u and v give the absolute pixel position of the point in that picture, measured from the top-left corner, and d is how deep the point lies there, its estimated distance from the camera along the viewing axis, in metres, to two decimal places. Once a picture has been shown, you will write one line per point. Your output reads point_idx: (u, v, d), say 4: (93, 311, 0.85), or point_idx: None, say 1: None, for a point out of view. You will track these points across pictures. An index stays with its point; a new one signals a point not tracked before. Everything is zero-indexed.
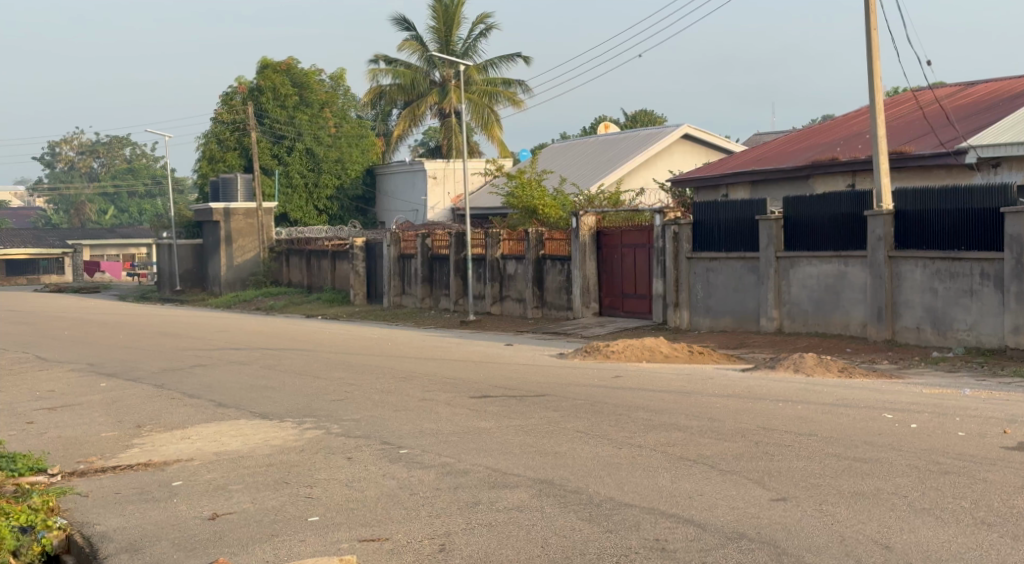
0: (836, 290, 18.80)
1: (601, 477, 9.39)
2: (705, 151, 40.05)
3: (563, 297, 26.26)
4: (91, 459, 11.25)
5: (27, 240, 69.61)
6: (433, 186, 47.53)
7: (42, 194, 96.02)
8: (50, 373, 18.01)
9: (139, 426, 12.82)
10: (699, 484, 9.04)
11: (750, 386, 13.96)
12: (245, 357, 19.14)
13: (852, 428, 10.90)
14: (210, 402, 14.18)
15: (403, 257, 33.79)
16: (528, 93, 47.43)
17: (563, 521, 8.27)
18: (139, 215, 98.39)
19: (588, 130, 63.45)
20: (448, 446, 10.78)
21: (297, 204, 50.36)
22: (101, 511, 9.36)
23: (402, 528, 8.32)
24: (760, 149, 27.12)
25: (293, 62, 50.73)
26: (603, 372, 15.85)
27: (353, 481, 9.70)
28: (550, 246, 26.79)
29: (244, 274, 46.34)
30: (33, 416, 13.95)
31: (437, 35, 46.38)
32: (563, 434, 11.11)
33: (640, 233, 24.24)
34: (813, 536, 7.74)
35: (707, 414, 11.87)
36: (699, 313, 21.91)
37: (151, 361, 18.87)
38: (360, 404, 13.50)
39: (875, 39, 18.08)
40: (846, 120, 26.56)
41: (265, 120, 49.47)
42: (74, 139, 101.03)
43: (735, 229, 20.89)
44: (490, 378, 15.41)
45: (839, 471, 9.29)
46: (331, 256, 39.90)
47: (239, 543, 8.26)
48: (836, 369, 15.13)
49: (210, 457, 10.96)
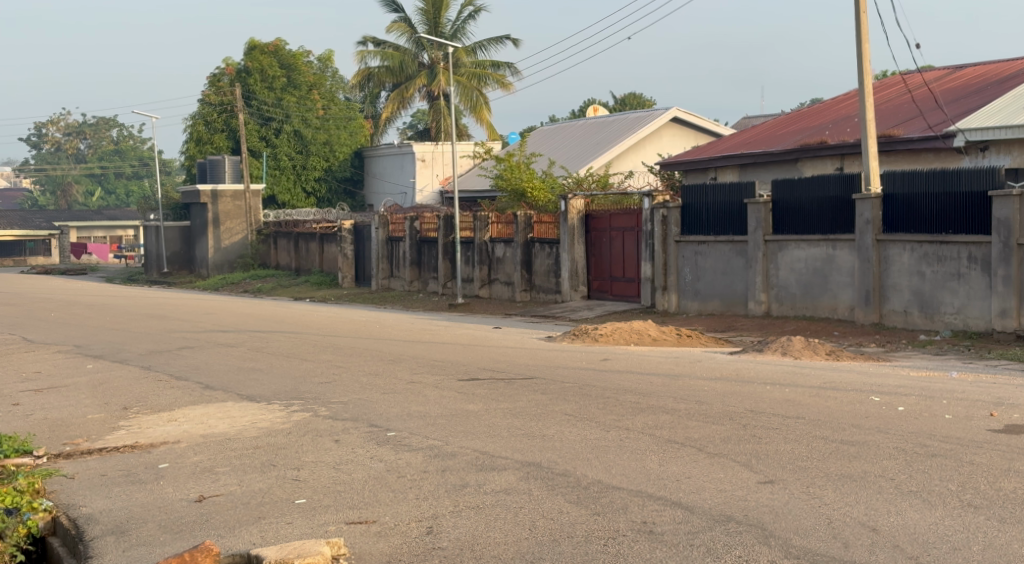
0: (824, 273, 18.81)
1: (589, 460, 9.38)
2: (695, 134, 40.06)
3: (552, 281, 26.23)
4: (77, 441, 11.21)
5: (14, 222, 69.91)
6: (421, 168, 47.52)
7: (28, 175, 95.78)
8: (36, 355, 17.85)
9: (125, 408, 12.77)
10: (687, 468, 9.03)
11: (737, 368, 13.99)
12: (233, 339, 19.03)
13: (840, 411, 10.89)
14: (196, 385, 14.09)
15: (391, 240, 33.71)
16: (517, 75, 47.37)
17: (550, 504, 8.26)
18: (126, 197, 98.56)
19: (578, 110, 63.35)
20: (437, 429, 10.73)
21: (285, 185, 50.27)
22: (88, 494, 9.31)
23: (389, 511, 8.30)
24: (749, 132, 27.07)
25: (280, 44, 50.77)
26: (591, 355, 15.84)
27: (341, 463, 9.68)
28: (539, 229, 26.79)
29: (232, 256, 46.18)
30: (18, 398, 13.90)
31: (425, 16, 46.21)
32: (551, 417, 11.08)
33: (629, 216, 24.21)
34: (800, 519, 7.74)
35: (695, 397, 11.89)
36: (688, 297, 21.91)
37: (137, 344, 18.69)
38: (348, 387, 13.46)
39: (864, 22, 18.05)
40: (835, 103, 26.53)
41: (252, 102, 49.49)
42: (61, 120, 100.03)
43: (724, 213, 20.91)
44: (476, 361, 15.40)
45: (826, 454, 9.29)
46: (319, 238, 39.89)
47: (226, 526, 8.23)
48: (824, 353, 15.15)
49: (196, 439, 10.91)
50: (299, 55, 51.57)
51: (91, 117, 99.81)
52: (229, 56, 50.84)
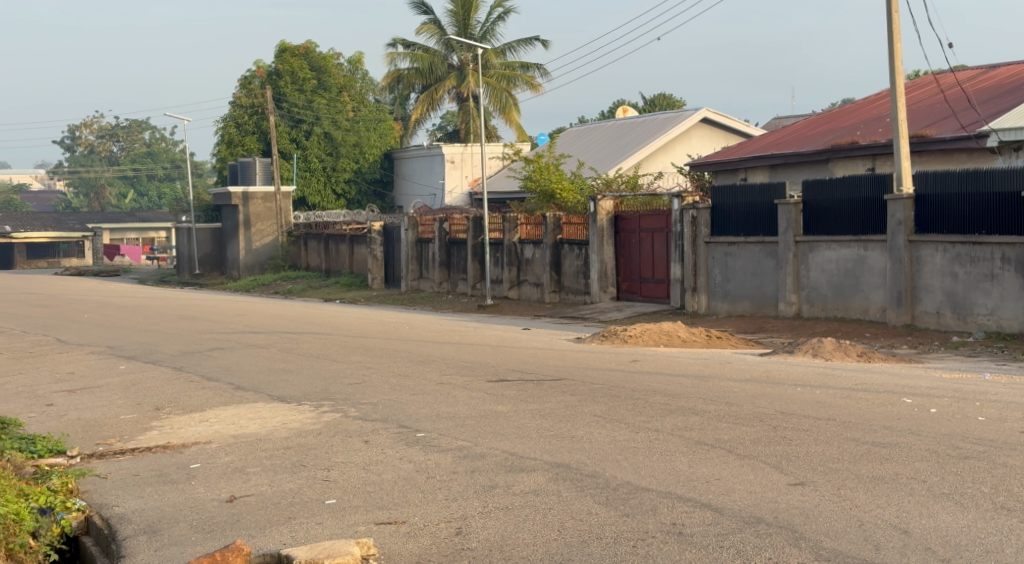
0: (854, 274, 18.72)
1: (618, 461, 9.39)
2: (724, 135, 39.94)
3: (581, 281, 26.22)
4: (110, 441, 11.30)
5: (48, 224, 70.67)
6: (451, 170, 47.65)
7: (62, 177, 96.61)
8: (70, 356, 18.05)
9: (157, 408, 12.88)
10: (717, 468, 9.02)
11: (768, 369, 13.97)
12: (263, 340, 19.15)
13: (871, 413, 10.86)
14: (228, 385, 14.22)
15: (421, 242, 33.80)
16: (546, 76, 47.36)
17: (579, 505, 8.26)
18: (158, 199, 99.00)
19: (610, 110, 63.25)
20: (465, 430, 10.77)
21: (316, 188, 50.41)
22: (120, 493, 9.39)
23: (419, 512, 8.33)
24: (780, 132, 26.96)
25: (311, 45, 50.97)
26: (621, 355, 15.92)
27: (370, 464, 9.71)
28: (567, 230, 26.78)
29: (263, 257, 46.41)
30: (52, 398, 14.04)
31: (456, 18, 46.27)
32: (580, 418, 11.10)
33: (659, 216, 24.16)
34: (830, 521, 7.71)
35: (725, 398, 11.88)
36: (718, 298, 21.84)
37: (170, 345, 18.85)
38: (378, 388, 13.52)
39: (896, 21, 17.93)
40: (867, 103, 26.38)
41: (283, 104, 49.39)
42: (94, 122, 100.72)
43: (754, 213, 20.83)
44: (505, 362, 15.47)
45: (858, 455, 9.25)
46: (349, 240, 40.04)
47: (257, 525, 8.28)
48: (855, 354, 15.07)
49: (228, 440, 10.99)
50: (329, 57, 51.82)
51: (123, 121, 100.48)
52: (260, 58, 51.18)
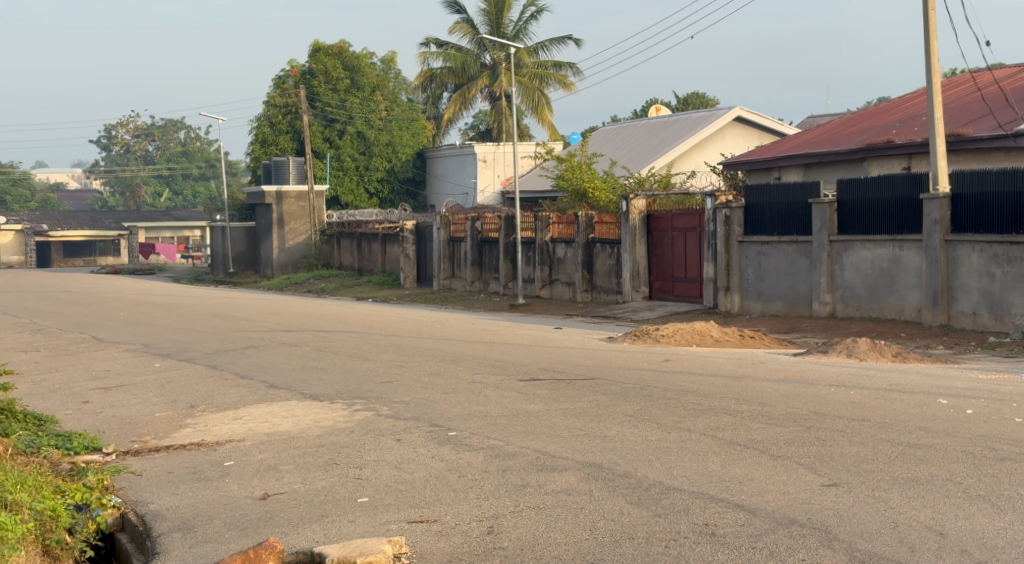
0: (890, 274, 18.57)
1: (650, 461, 9.35)
2: (758, 134, 39.74)
3: (613, 281, 26.17)
4: (145, 439, 11.37)
5: (85, 223, 71.32)
6: (483, 169, 47.69)
7: (98, 177, 97.45)
8: (106, 354, 18.19)
9: (191, 405, 12.96)
10: (750, 469, 8.97)
11: (802, 370, 13.88)
12: (297, 339, 19.23)
13: (907, 414, 10.76)
14: (262, 383, 14.29)
15: (453, 240, 33.85)
16: (579, 75, 47.28)
17: (611, 505, 8.24)
18: (193, 198, 99.60)
19: (642, 110, 63.08)
20: (497, 429, 10.76)
21: (348, 187, 50.58)
22: (155, 490, 9.45)
23: (450, 511, 8.33)
24: (814, 131, 26.80)
25: (344, 45, 51.17)
26: (653, 355, 15.87)
27: (402, 463, 9.72)
28: (600, 229, 26.73)
29: (297, 256, 46.63)
30: (88, 395, 14.16)
31: (488, 18, 46.32)
32: (612, 418, 11.07)
33: (692, 216, 24.08)
34: (865, 522, 7.65)
35: (758, 398, 11.81)
36: (751, 298, 21.75)
37: (204, 343, 18.97)
38: (410, 386, 13.54)
39: (933, 19, 17.78)
40: (903, 102, 26.17)
41: (317, 104, 49.98)
42: (130, 122, 101.47)
43: (788, 212, 20.72)
44: (537, 361, 15.45)
45: (892, 457, 9.17)
46: (381, 239, 40.15)
47: (289, 523, 8.31)
48: (890, 354, 14.96)
49: (261, 438, 11.04)
50: (362, 57, 52.01)
51: (159, 120, 101.19)
52: (294, 58, 51.45)
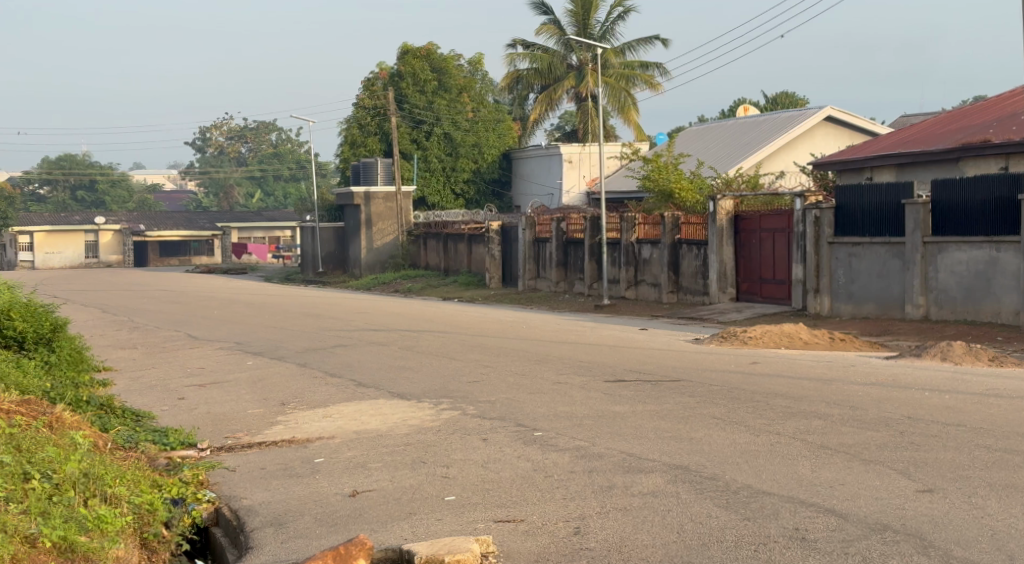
0: (986, 276, 18.19)
1: (739, 464, 9.27)
2: (849, 134, 39.13)
3: (700, 282, 25.99)
4: (237, 435, 11.58)
5: (179, 223, 72.80)
6: (569, 170, 47.69)
7: (193, 178, 99.32)
8: (200, 351, 18.56)
9: (283, 403, 13.17)
10: (841, 473, 8.86)
11: (894, 374, 13.64)
12: (385, 338, 19.42)
13: (1004, 419, 10.52)
14: (351, 382, 14.46)
15: (538, 241, 33.88)
16: (666, 75, 47.00)
17: (699, 508, 8.20)
18: (285, 199, 100.98)
19: (731, 110, 62.44)
20: (584, 430, 10.77)
21: (435, 187, 50.94)
22: (247, 486, 9.63)
23: (538, 511, 8.36)
24: (908, 130, 26.34)
25: (432, 47, 51.45)
26: (741, 357, 15.72)
27: (489, 462, 9.77)
28: (686, 230, 26.56)
29: (384, 256, 47.03)
30: (184, 392, 14.47)
31: (575, 18, 46.29)
32: (700, 420, 11.00)
33: (780, 216, 23.80)
34: (960, 529, 7.51)
35: (849, 402, 11.64)
36: (841, 300, 21.44)
37: (295, 341, 19.25)
38: (496, 386, 13.61)
39: None
40: (1000, 100, 25.59)
41: (405, 106, 50.61)
42: (224, 124, 103.24)
43: (880, 213, 20.39)
44: (624, 362, 15.41)
45: (989, 463, 8.98)
46: (467, 239, 40.35)
47: (379, 520, 8.41)
48: (986, 359, 14.64)
49: (351, 435, 11.18)
50: (450, 58, 52.24)
51: (252, 123, 102.82)
52: (382, 60, 51.88)
